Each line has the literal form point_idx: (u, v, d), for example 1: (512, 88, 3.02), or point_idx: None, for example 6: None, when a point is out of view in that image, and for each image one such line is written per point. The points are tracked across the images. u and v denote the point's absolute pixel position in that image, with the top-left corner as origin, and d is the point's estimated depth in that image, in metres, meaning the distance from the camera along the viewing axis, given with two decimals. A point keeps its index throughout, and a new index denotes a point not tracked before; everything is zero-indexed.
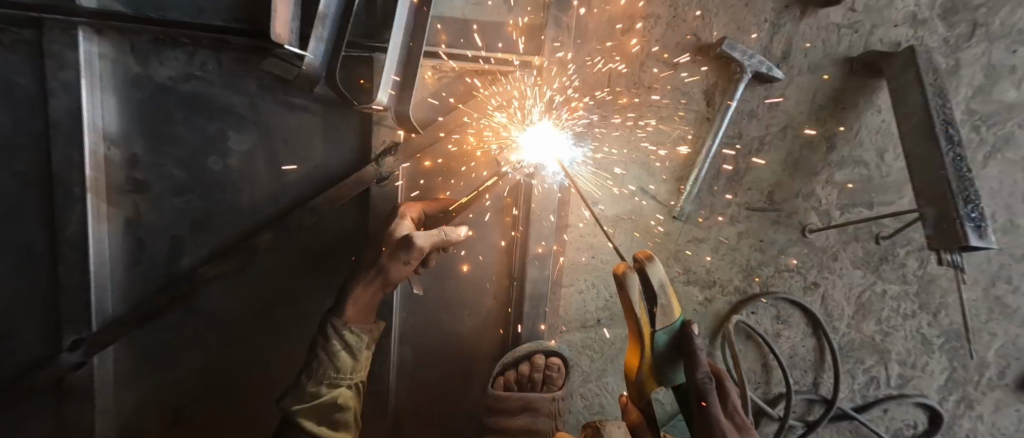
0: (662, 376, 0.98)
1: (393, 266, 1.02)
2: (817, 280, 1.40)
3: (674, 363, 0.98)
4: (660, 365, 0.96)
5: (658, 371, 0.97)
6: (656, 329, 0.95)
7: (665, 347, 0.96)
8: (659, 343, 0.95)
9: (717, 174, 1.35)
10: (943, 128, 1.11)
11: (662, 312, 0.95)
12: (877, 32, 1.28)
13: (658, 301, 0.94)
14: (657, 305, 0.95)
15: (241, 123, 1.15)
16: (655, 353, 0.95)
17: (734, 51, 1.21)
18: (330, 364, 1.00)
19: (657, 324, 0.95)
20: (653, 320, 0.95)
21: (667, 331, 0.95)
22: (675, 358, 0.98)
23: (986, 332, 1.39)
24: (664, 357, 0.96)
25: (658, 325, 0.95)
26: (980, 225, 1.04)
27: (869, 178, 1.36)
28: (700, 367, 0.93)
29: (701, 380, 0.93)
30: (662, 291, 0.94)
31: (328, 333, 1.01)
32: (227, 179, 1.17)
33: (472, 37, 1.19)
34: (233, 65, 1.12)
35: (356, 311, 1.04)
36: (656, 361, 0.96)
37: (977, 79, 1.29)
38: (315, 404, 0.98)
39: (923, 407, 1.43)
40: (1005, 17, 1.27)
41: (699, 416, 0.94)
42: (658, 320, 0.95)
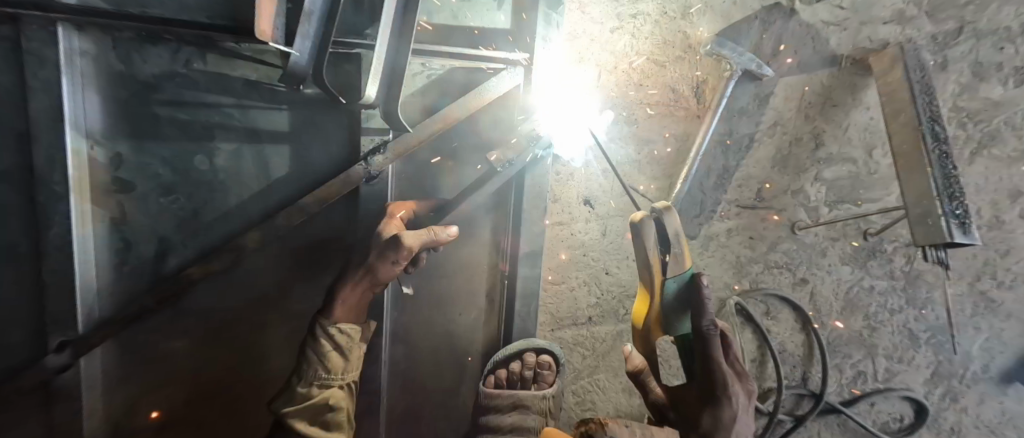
0: (668, 324, 1.00)
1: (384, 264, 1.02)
2: (806, 277, 1.41)
3: (682, 312, 0.99)
4: (668, 312, 0.99)
5: (665, 320, 1.00)
6: (665, 278, 0.98)
7: (674, 297, 0.99)
8: (668, 291, 0.98)
9: (705, 172, 1.35)
10: (929, 125, 1.11)
11: (674, 262, 0.97)
12: (865, 29, 1.29)
13: (672, 250, 0.96)
14: (670, 253, 0.97)
15: (227, 122, 1.13)
16: (663, 301, 0.99)
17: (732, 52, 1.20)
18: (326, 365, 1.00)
19: (668, 272, 0.98)
20: (665, 268, 0.98)
21: (678, 279, 0.98)
22: (684, 307, 1.00)
23: (972, 326, 1.46)
24: (673, 305, 0.99)
25: (667, 274, 0.98)
26: (964, 222, 1.03)
27: (858, 174, 1.36)
28: (704, 315, 0.93)
29: (704, 328, 0.93)
30: (676, 241, 0.96)
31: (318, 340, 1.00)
32: (215, 179, 1.15)
33: (461, 37, 1.19)
34: (221, 62, 1.10)
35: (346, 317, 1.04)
36: (664, 308, 1.00)
37: (964, 76, 1.31)
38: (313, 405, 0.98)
39: (909, 401, 1.48)
40: (992, 13, 1.29)
41: (701, 362, 0.94)
42: (669, 269, 0.97)
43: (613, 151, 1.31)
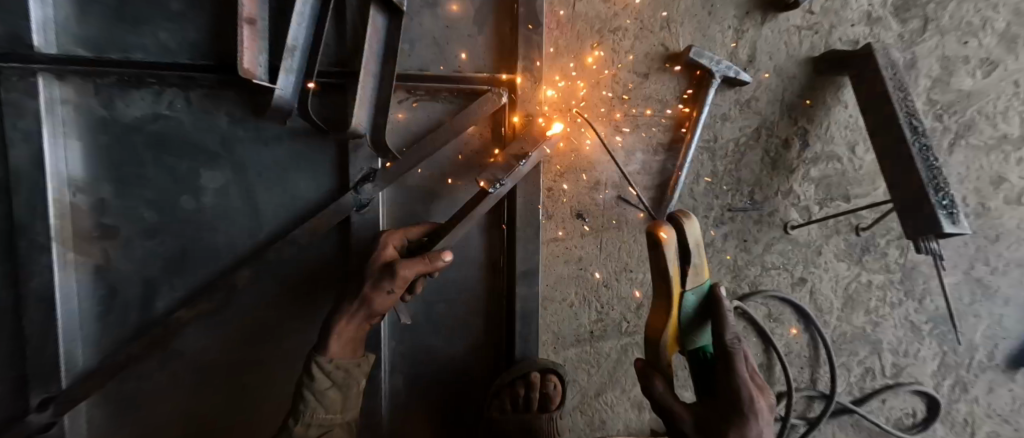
0: (683, 339, 0.95)
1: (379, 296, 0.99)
2: (804, 275, 1.41)
3: (697, 326, 0.95)
4: (686, 327, 0.94)
5: (681, 334, 0.95)
6: (685, 289, 0.92)
7: (692, 309, 0.94)
8: (688, 305, 0.92)
9: (696, 178, 1.35)
10: (907, 120, 1.13)
11: (694, 273, 0.91)
12: (836, 31, 1.32)
13: (693, 262, 0.90)
14: (690, 265, 0.90)
15: (213, 160, 1.12)
16: (683, 315, 0.93)
17: (711, 64, 1.24)
18: (323, 402, 0.98)
19: (687, 284, 0.92)
20: (684, 280, 0.92)
21: (696, 291, 0.93)
22: (700, 320, 0.95)
23: (972, 314, 1.47)
24: (690, 319, 0.94)
25: (687, 285, 0.92)
26: (952, 212, 1.03)
27: (844, 171, 1.39)
28: (727, 330, 0.89)
29: (727, 342, 0.89)
30: (696, 252, 0.90)
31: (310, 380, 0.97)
32: (202, 219, 1.13)
33: (448, 61, 1.18)
34: (204, 101, 1.09)
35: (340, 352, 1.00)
36: (683, 323, 0.93)
37: (934, 71, 1.36)
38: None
39: (919, 395, 1.48)
40: (953, 11, 1.34)
41: (724, 380, 0.89)
42: (690, 280, 0.91)
43: (604, 164, 1.31)
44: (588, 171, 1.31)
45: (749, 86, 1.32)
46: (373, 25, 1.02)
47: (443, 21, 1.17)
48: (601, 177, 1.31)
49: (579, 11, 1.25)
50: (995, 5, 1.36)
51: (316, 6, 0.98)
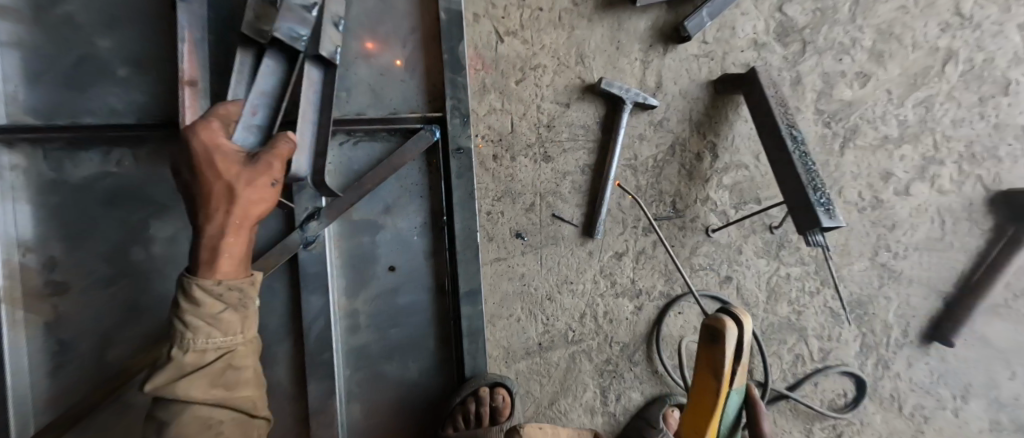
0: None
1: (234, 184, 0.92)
2: (729, 274, 1.55)
3: (733, 425, 1.01)
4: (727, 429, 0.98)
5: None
6: (734, 390, 0.95)
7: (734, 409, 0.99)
8: (735, 407, 0.97)
9: (621, 193, 1.49)
10: (788, 130, 1.29)
11: (742, 375, 0.95)
12: (729, 57, 1.51)
13: (743, 361, 0.93)
14: (739, 363, 0.93)
15: (162, 212, 1.18)
16: (729, 416, 0.96)
17: (616, 87, 1.39)
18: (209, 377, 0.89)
19: (736, 385, 0.95)
20: (734, 381, 0.94)
21: (739, 392, 0.97)
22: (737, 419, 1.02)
23: (883, 295, 1.63)
24: (731, 420, 0.98)
25: (735, 386, 0.95)
26: (828, 208, 1.18)
27: (753, 177, 1.55)
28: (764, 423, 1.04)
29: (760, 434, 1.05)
30: (745, 351, 0.92)
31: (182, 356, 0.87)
32: (152, 268, 1.18)
33: (383, 104, 1.30)
34: (151, 156, 1.16)
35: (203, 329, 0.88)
36: (727, 424, 0.97)
37: (817, 85, 1.56)
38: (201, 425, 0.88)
39: (847, 376, 1.61)
40: (826, 33, 1.55)
41: None
42: (738, 381, 0.95)
43: (537, 186, 1.43)
44: (522, 193, 1.43)
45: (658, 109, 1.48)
46: (307, 78, 1.12)
47: (375, 69, 1.29)
48: (535, 198, 1.43)
49: (501, 53, 1.40)
50: (861, 26, 1.57)
51: (252, 68, 1.08)
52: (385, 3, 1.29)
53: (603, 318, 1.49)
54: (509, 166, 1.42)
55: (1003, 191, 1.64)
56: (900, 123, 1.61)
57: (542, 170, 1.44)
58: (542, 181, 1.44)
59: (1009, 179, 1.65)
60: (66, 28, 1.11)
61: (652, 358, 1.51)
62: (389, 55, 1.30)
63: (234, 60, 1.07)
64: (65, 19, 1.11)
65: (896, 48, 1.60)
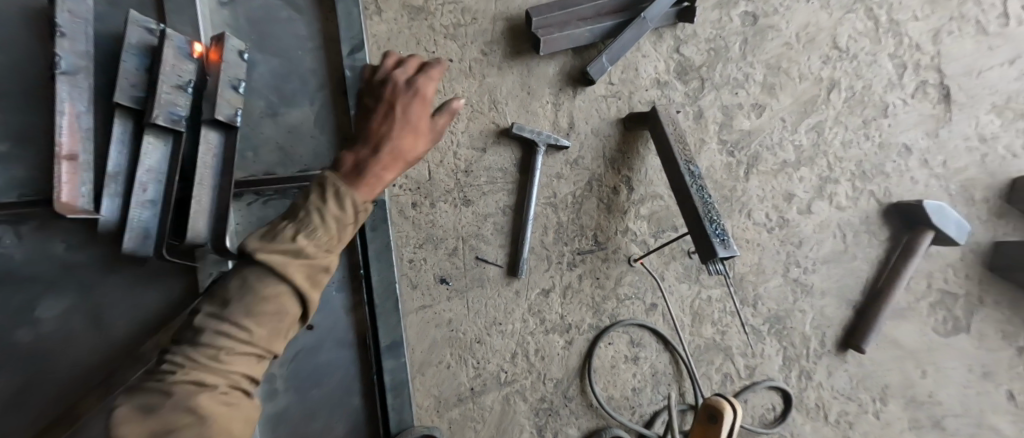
0: None
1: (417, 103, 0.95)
2: (655, 301, 1.61)
3: None
4: None
5: None
6: None
7: None
8: None
9: (543, 230, 1.53)
10: (686, 166, 1.38)
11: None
12: (635, 95, 1.60)
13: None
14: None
15: (51, 289, 1.11)
16: None
17: (540, 137, 1.47)
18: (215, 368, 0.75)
19: None
20: None
21: None
22: None
23: (798, 309, 1.73)
24: None
25: None
26: (723, 238, 1.25)
27: (668, 206, 1.63)
28: None
29: None
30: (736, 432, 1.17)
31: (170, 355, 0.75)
32: (42, 349, 1.11)
33: (294, 162, 1.30)
34: (34, 233, 1.10)
35: (302, 269, 0.80)
36: None
37: (718, 118, 1.68)
38: (201, 426, 0.70)
39: (774, 390, 1.67)
40: (721, 70, 1.68)
41: None
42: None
43: (458, 230, 1.45)
44: (444, 238, 1.44)
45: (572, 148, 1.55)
46: (206, 144, 1.11)
47: (284, 127, 1.29)
48: (456, 242, 1.45)
49: None
50: (752, 63, 1.72)
51: (166, 153, 1.09)
52: (290, 62, 1.30)
53: (535, 356, 1.50)
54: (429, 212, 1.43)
55: (893, 203, 1.79)
56: (796, 148, 1.75)
57: (463, 213, 1.46)
58: (464, 224, 1.46)
59: (897, 192, 1.81)
60: None
61: (586, 392, 1.53)
62: (298, 112, 1.31)
63: (143, 147, 1.05)
64: None
65: (785, 81, 1.76)
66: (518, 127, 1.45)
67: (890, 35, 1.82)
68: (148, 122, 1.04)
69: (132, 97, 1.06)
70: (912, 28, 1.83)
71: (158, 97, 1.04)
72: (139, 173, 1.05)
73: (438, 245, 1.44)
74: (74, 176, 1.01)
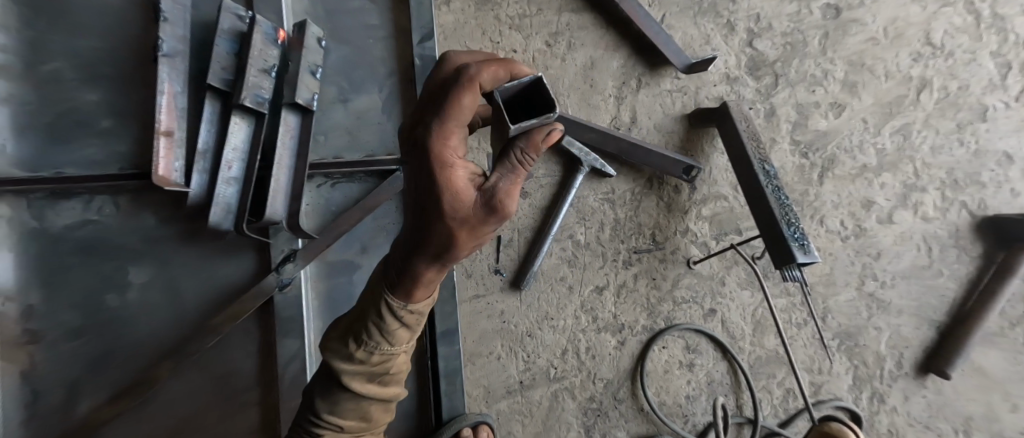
0: None
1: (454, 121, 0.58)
2: (714, 306, 1.53)
3: None
4: None
5: None
6: None
7: None
8: None
9: (600, 226, 1.50)
10: (760, 165, 1.30)
11: None
12: (702, 91, 1.54)
13: None
14: None
15: (138, 258, 1.20)
16: None
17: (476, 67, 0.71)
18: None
19: None
20: None
21: None
22: None
23: (873, 325, 1.60)
24: None
25: None
26: (803, 243, 1.18)
27: (732, 208, 1.55)
28: None
29: None
30: None
31: (313, 429, 0.82)
32: (126, 314, 1.19)
33: (359, 147, 1.33)
34: (130, 204, 1.19)
35: (361, 377, 0.78)
36: None
37: (792, 116, 1.58)
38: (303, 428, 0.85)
39: (842, 411, 1.56)
40: (797, 66, 1.58)
41: None
42: None
43: (514, 223, 1.44)
44: (500, 231, 1.44)
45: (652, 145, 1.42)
46: (285, 125, 1.17)
47: (351, 112, 1.33)
48: (512, 235, 1.44)
49: None
50: (832, 59, 1.61)
51: (249, 132, 1.16)
52: (360, 50, 1.33)
53: (586, 354, 1.47)
54: None
55: (989, 217, 1.62)
56: (878, 152, 1.62)
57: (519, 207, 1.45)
58: (520, 217, 1.45)
59: (994, 204, 1.64)
60: (53, 83, 1.16)
61: (637, 394, 1.48)
62: (365, 99, 1.34)
63: (230, 126, 1.13)
64: (52, 75, 1.16)
65: (868, 79, 1.63)
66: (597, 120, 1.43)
67: (994, 31, 1.65)
68: (236, 103, 1.10)
69: (221, 80, 1.13)
70: (1020, 24, 1.65)
71: (246, 79, 1.10)
72: (227, 150, 1.12)
73: (494, 237, 1.44)
74: (170, 153, 1.09)
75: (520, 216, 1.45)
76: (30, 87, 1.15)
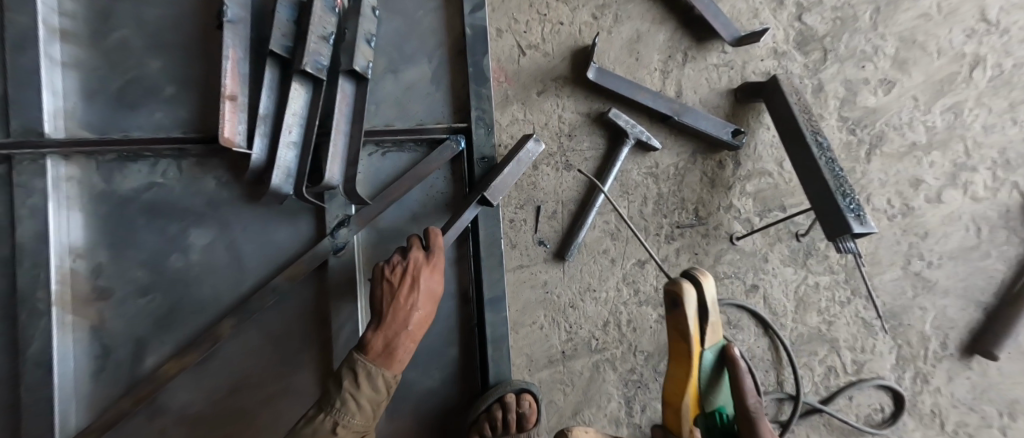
0: (704, 397, 1.00)
1: (427, 272, 1.14)
2: (756, 283, 1.53)
3: (713, 388, 1.01)
4: (707, 382, 0.99)
5: (702, 394, 0.99)
6: (704, 347, 0.98)
7: (711, 365, 0.99)
8: (705, 361, 0.98)
9: (643, 200, 1.50)
10: (813, 137, 1.29)
11: (712, 331, 0.98)
12: (749, 66, 1.52)
13: (709, 319, 0.97)
14: (707, 322, 0.97)
15: (200, 220, 1.24)
16: (701, 374, 0.98)
17: (524, 164, 1.24)
18: None
19: (705, 342, 0.98)
20: (703, 338, 0.98)
21: (713, 348, 0.99)
22: (718, 375, 1.01)
23: (918, 306, 1.58)
24: (708, 376, 0.99)
25: (705, 343, 0.98)
26: (860, 214, 1.17)
27: (777, 184, 1.54)
28: (746, 394, 0.96)
29: (751, 404, 0.97)
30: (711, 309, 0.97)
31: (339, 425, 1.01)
32: (190, 274, 1.24)
33: (410, 117, 1.34)
34: (192, 168, 1.23)
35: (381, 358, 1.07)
36: (703, 382, 0.99)
37: (841, 92, 1.56)
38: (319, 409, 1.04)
39: (884, 389, 1.55)
40: (847, 41, 1.56)
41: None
42: (708, 338, 0.98)
43: (560, 195, 1.45)
44: (546, 202, 1.45)
45: (698, 118, 1.44)
46: (342, 92, 1.19)
47: (402, 82, 1.34)
48: (557, 208, 1.45)
49: (523, 65, 1.44)
50: (883, 34, 1.57)
51: (307, 99, 1.18)
52: (411, 20, 1.34)
53: (627, 327, 1.48)
54: (532, 175, 1.44)
55: None
56: (928, 130, 1.59)
57: (565, 179, 1.46)
58: (565, 189, 1.46)
59: None
60: (119, 51, 1.20)
61: None
62: (416, 69, 1.35)
63: (290, 92, 1.15)
64: (119, 43, 1.19)
65: (920, 55, 1.59)
66: (643, 96, 1.42)
67: None
68: (298, 68, 1.12)
69: (282, 45, 1.14)
70: None
71: (307, 44, 1.12)
72: (287, 115, 1.15)
73: (539, 209, 1.44)
74: (234, 117, 1.13)
75: (565, 188, 1.46)
76: (97, 53, 1.19)
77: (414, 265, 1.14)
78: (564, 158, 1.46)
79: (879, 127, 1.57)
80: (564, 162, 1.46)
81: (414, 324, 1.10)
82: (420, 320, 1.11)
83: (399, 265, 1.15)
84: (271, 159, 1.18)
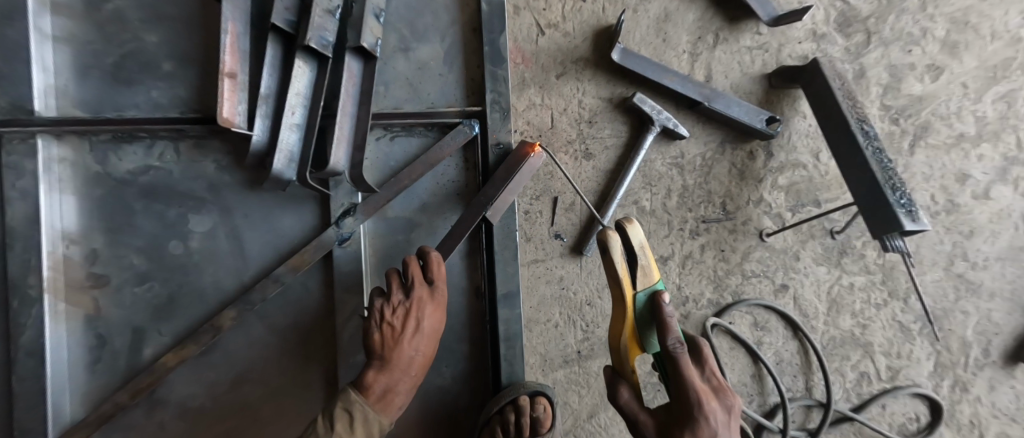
0: (642, 340, 0.94)
1: (430, 311, 1.07)
2: (785, 282, 1.43)
3: (649, 329, 0.93)
4: (641, 325, 0.92)
5: (639, 335, 0.92)
6: (636, 289, 0.90)
7: (644, 309, 0.91)
8: (638, 303, 0.90)
9: (667, 192, 1.40)
10: (859, 125, 1.18)
11: (642, 273, 0.90)
12: (785, 49, 1.41)
13: (639, 262, 0.89)
14: (636, 265, 0.89)
15: (200, 205, 1.17)
16: (632, 315, 0.90)
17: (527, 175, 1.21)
18: None
19: (637, 283, 0.90)
20: (633, 279, 0.90)
21: (646, 290, 0.90)
22: (652, 322, 0.92)
23: (959, 309, 1.47)
24: (644, 318, 0.91)
25: (637, 285, 0.90)
26: (911, 210, 1.08)
27: (812, 177, 1.43)
28: (669, 333, 0.87)
29: (672, 347, 0.88)
30: (642, 252, 0.89)
31: None
32: (189, 261, 1.17)
33: (421, 99, 1.25)
34: (192, 151, 1.16)
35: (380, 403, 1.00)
36: (636, 323, 0.91)
37: (884, 78, 1.45)
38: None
39: (920, 398, 1.46)
40: (893, 22, 1.44)
41: (675, 382, 0.89)
42: (638, 279, 0.90)
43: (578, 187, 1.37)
44: (563, 194, 1.36)
45: (729, 105, 1.33)
46: (348, 71, 1.10)
47: (414, 61, 1.25)
48: (574, 200, 1.36)
49: (542, 45, 1.35)
50: (932, 16, 1.45)
51: (312, 78, 1.10)
52: None
53: None
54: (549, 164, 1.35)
55: None
56: (978, 120, 1.47)
57: (585, 169, 1.37)
58: (584, 180, 1.37)
59: None
60: (113, 23, 1.12)
61: None
62: (428, 48, 1.26)
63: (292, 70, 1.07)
64: (113, 14, 1.12)
65: (972, 39, 1.46)
66: (671, 80, 1.31)
67: None
68: (301, 44, 1.04)
69: (285, 19, 1.06)
70: None
71: (312, 18, 1.03)
72: (289, 95, 1.07)
73: (557, 201, 1.35)
74: (234, 96, 1.05)
75: (584, 179, 1.37)
76: (90, 26, 1.11)
77: (415, 303, 1.06)
78: (584, 146, 1.37)
79: (924, 117, 1.45)
80: (583, 151, 1.37)
81: (413, 365, 1.04)
82: (418, 361, 1.05)
83: (400, 306, 1.06)
84: (274, 142, 1.10)
